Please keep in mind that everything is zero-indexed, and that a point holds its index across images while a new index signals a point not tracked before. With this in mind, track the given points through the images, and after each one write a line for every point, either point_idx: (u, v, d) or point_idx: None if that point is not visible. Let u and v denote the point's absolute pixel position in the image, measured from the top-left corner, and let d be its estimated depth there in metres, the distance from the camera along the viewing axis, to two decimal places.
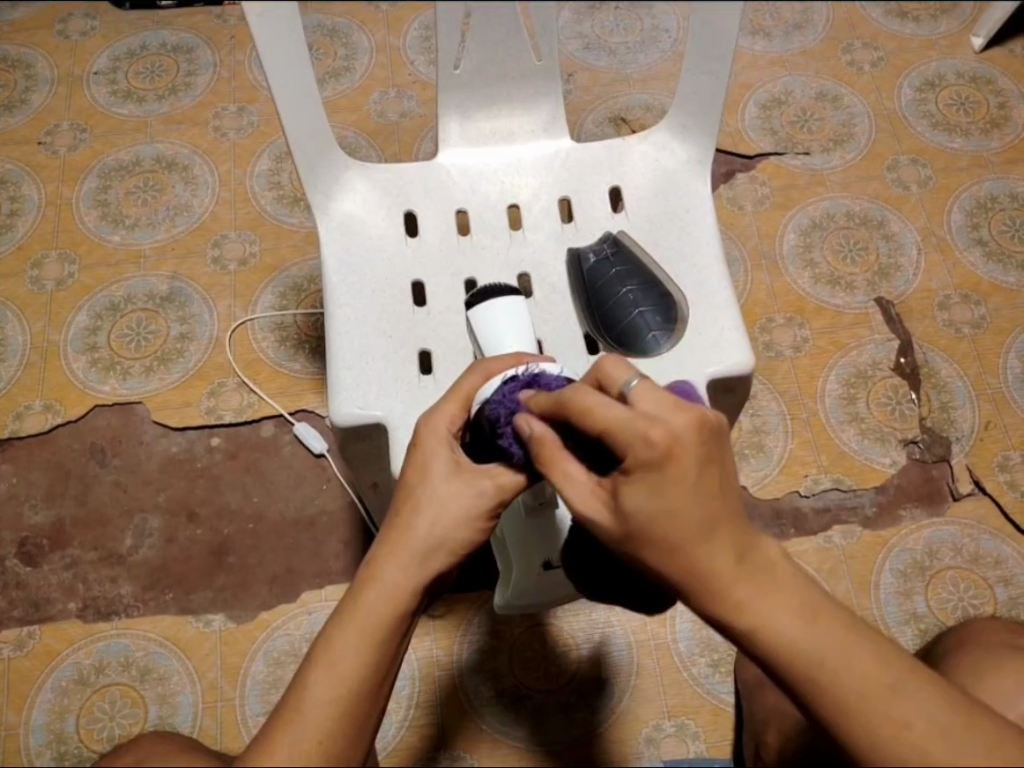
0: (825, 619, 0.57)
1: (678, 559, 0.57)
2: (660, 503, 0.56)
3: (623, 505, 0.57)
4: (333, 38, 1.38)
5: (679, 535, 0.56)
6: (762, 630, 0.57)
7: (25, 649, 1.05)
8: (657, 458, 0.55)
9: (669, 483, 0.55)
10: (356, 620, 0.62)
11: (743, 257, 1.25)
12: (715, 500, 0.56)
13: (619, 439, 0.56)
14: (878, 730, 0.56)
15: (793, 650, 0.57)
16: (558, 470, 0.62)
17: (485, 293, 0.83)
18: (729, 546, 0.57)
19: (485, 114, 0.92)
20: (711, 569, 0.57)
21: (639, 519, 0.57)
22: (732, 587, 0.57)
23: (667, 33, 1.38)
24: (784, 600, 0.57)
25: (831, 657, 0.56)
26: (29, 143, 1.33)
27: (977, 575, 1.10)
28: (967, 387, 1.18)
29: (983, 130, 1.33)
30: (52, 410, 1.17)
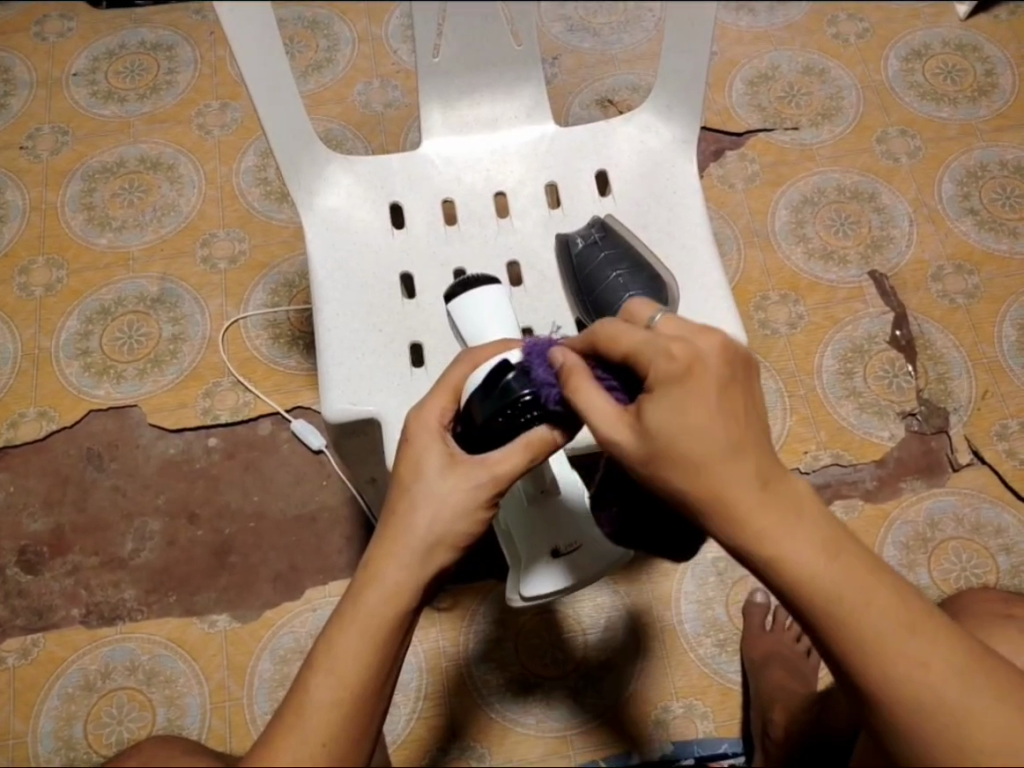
0: (852, 558, 0.53)
1: (702, 479, 0.53)
2: (686, 422, 0.53)
3: (646, 426, 0.54)
4: (315, 30, 1.37)
5: (708, 457, 0.53)
6: (787, 564, 0.53)
7: (30, 658, 1.05)
8: (677, 372, 0.54)
9: (699, 402, 0.53)
10: (358, 621, 0.61)
11: (734, 235, 1.25)
12: (743, 427, 0.53)
13: (641, 358, 0.56)
14: (896, 672, 0.53)
15: (814, 586, 0.53)
16: (583, 396, 0.58)
17: (468, 282, 0.81)
18: (754, 470, 0.53)
19: (469, 102, 0.91)
20: (738, 498, 0.52)
21: (660, 440, 0.54)
22: (758, 518, 0.52)
23: (650, 12, 1.37)
24: (809, 531, 0.53)
25: (856, 600, 0.53)
26: (11, 148, 1.31)
27: (979, 544, 1.10)
28: (962, 357, 1.18)
29: (971, 99, 1.32)
30: (46, 417, 1.16)
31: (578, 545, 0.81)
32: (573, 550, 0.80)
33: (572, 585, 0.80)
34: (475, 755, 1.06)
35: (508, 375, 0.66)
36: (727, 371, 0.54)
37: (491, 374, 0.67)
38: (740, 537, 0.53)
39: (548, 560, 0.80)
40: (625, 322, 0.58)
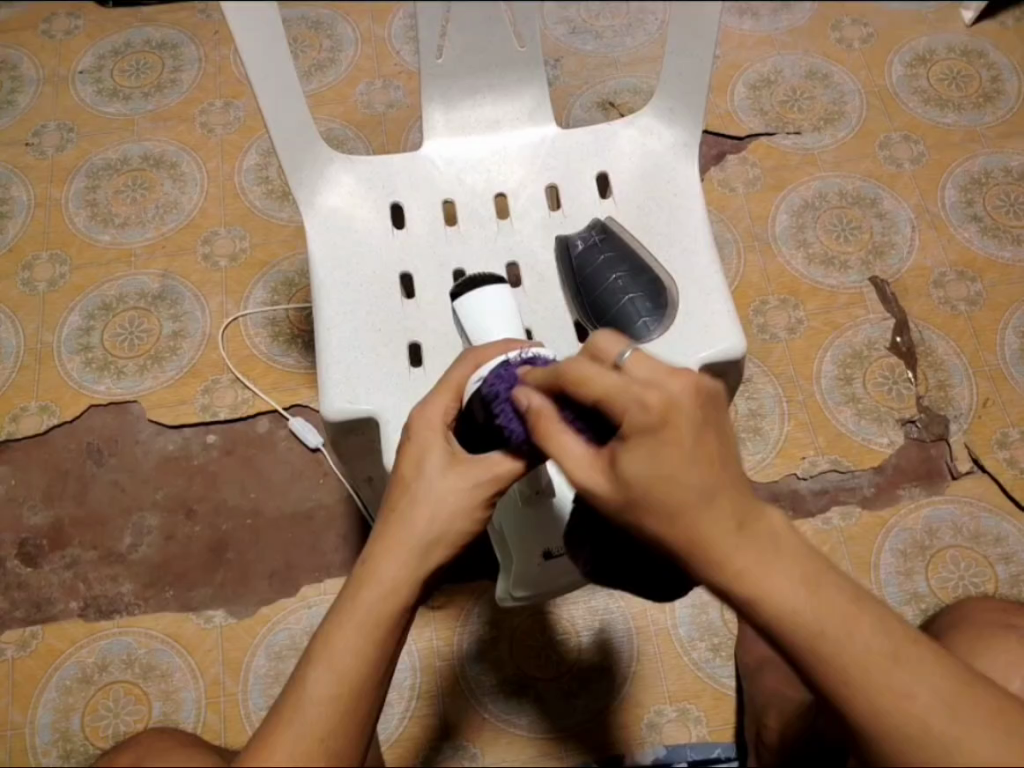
0: (833, 589, 0.51)
1: (680, 525, 0.51)
2: (661, 470, 0.51)
3: (623, 476, 0.53)
4: (318, 30, 1.38)
5: (683, 501, 0.51)
6: (771, 604, 0.51)
7: (28, 649, 1.06)
8: (653, 417, 0.52)
9: (670, 446, 0.51)
10: (356, 615, 0.62)
11: (734, 240, 1.25)
12: (717, 468, 0.51)
13: (613, 402, 0.53)
14: (881, 705, 0.51)
15: (797, 625, 0.51)
16: (556, 441, 0.58)
17: (474, 281, 0.82)
18: (730, 509, 0.51)
19: (471, 103, 0.91)
20: (714, 537, 0.51)
21: (636, 487, 0.52)
22: (738, 558, 0.51)
23: (653, 15, 1.37)
24: (790, 567, 0.51)
25: (839, 637, 0.51)
26: (17, 145, 1.33)
27: (977, 553, 1.09)
28: (964, 365, 1.17)
29: (976, 105, 1.32)
30: (48, 412, 1.17)
31: None
32: (564, 553, 0.81)
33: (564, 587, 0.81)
34: (467, 755, 1.07)
35: (508, 375, 0.66)
36: (694, 416, 0.51)
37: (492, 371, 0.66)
38: (716, 577, 0.51)
39: (541, 563, 0.81)
40: (594, 361, 0.56)
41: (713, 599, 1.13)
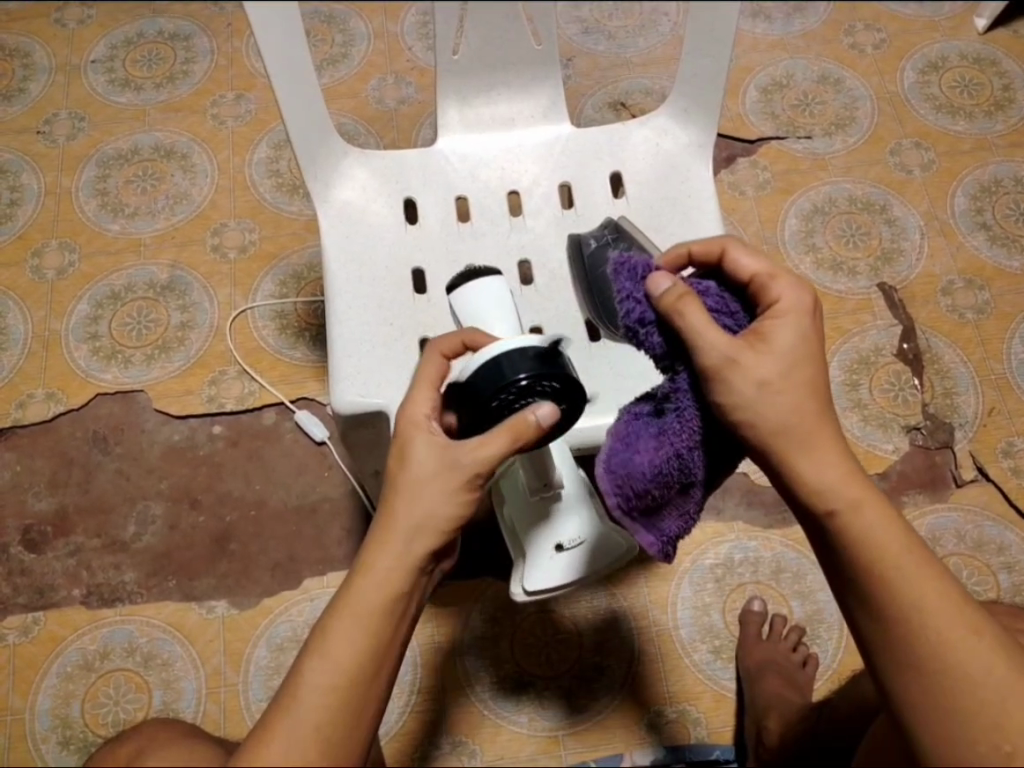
0: (911, 538, 0.61)
1: (799, 425, 0.61)
2: (798, 365, 0.61)
3: (774, 346, 0.61)
4: (331, 24, 1.38)
5: (808, 405, 0.61)
6: (857, 517, 0.60)
7: (30, 635, 1.06)
8: (804, 307, 0.62)
9: (812, 339, 0.62)
10: (351, 605, 0.61)
11: (743, 243, 1.25)
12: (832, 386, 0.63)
13: (763, 291, 0.63)
14: (940, 634, 0.59)
15: (877, 543, 0.60)
16: (694, 318, 0.60)
17: (470, 273, 0.83)
18: (834, 427, 0.62)
19: (485, 100, 0.91)
20: (824, 446, 0.61)
21: (784, 361, 0.60)
22: (835, 470, 0.61)
23: (666, 16, 1.37)
24: (874, 495, 0.61)
25: (909, 565, 0.60)
26: (28, 132, 1.33)
27: (980, 560, 1.09)
28: (970, 373, 1.18)
29: (987, 113, 1.32)
30: (54, 400, 1.17)
31: (583, 540, 0.80)
32: (577, 546, 0.80)
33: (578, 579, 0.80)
34: (466, 751, 1.07)
35: (499, 360, 0.66)
36: (824, 319, 0.63)
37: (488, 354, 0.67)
38: (818, 478, 0.61)
39: (553, 556, 0.80)
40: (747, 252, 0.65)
41: (715, 601, 1.13)
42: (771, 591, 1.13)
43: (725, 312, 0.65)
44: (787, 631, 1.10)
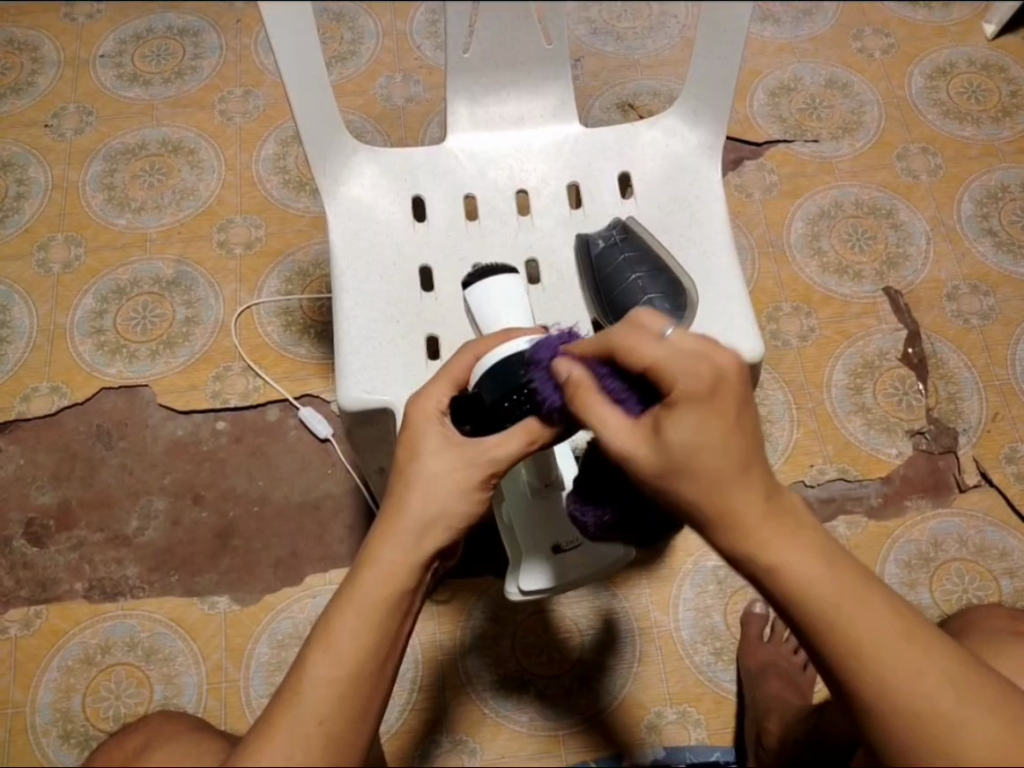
0: (848, 583, 0.55)
1: (712, 493, 0.54)
2: (706, 439, 0.54)
3: (666, 440, 0.55)
4: (340, 22, 1.38)
5: (722, 471, 0.54)
6: (785, 574, 0.54)
7: (31, 629, 1.06)
8: (700, 389, 0.54)
9: (712, 416, 0.54)
10: (353, 601, 0.61)
11: (749, 246, 1.25)
12: (754, 445, 0.55)
13: (660, 372, 0.55)
14: (889, 682, 0.54)
15: (814, 598, 0.54)
16: (591, 407, 0.59)
17: (485, 272, 0.83)
18: (761, 484, 0.54)
19: (495, 99, 0.91)
20: (745, 513, 0.54)
21: (678, 452, 0.54)
22: (760, 529, 0.54)
23: (675, 18, 1.37)
24: (808, 545, 0.55)
25: (851, 614, 0.54)
26: (35, 126, 1.33)
27: (982, 566, 1.09)
28: (974, 378, 1.18)
29: (994, 119, 1.32)
30: (58, 393, 1.17)
31: (580, 543, 0.80)
32: (573, 549, 0.80)
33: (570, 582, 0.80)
34: (466, 750, 1.06)
35: (516, 361, 0.65)
36: (736, 387, 0.54)
37: (501, 356, 0.67)
38: (740, 546, 0.55)
39: (548, 557, 0.80)
40: (639, 329, 0.57)
41: (717, 603, 1.13)
42: None
43: (631, 395, 0.60)
44: (789, 634, 1.10)
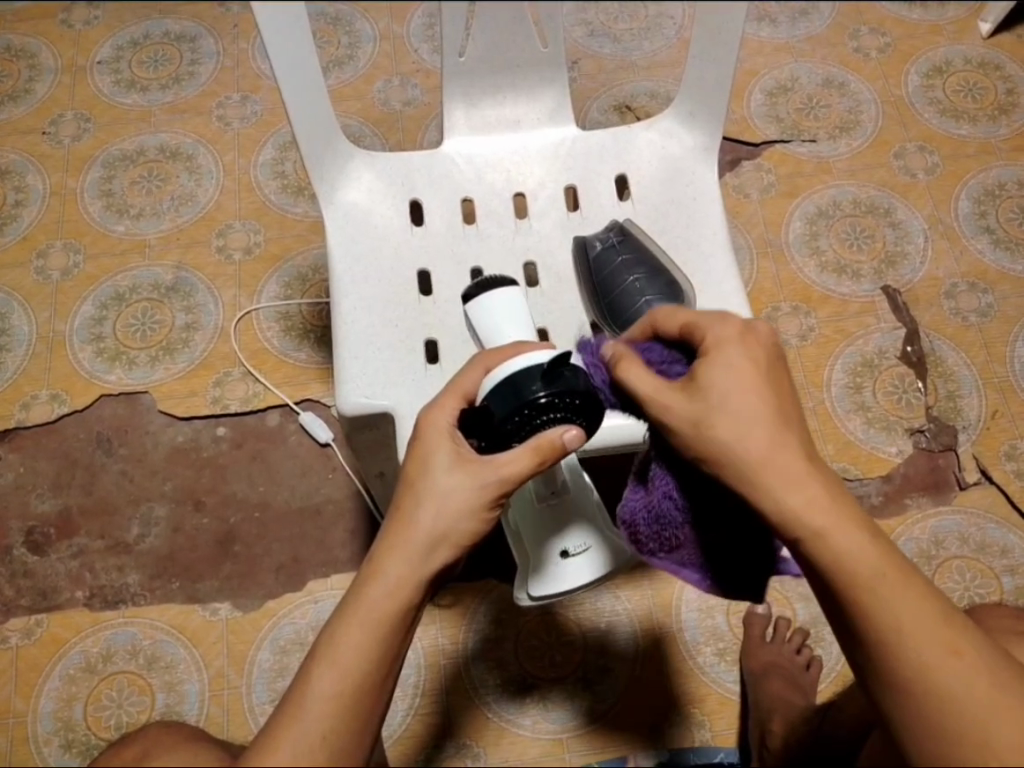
0: (887, 553, 0.56)
1: (752, 444, 0.56)
2: (743, 388, 0.57)
3: (704, 387, 0.58)
4: (337, 26, 1.38)
5: (759, 421, 0.56)
6: (827, 537, 0.55)
7: (33, 637, 1.06)
8: (733, 337, 0.59)
9: (748, 362, 0.58)
10: (360, 615, 0.60)
11: (748, 246, 1.25)
12: (788, 406, 0.58)
13: (697, 327, 0.61)
14: (924, 657, 0.55)
15: (854, 562, 0.55)
16: (631, 373, 0.61)
17: (484, 285, 0.80)
18: (797, 444, 0.57)
19: (491, 102, 0.91)
20: (783, 467, 0.56)
21: (716, 399, 0.57)
22: (802, 487, 0.55)
23: (672, 20, 1.37)
24: (848, 513, 0.56)
25: (891, 583, 0.55)
26: (33, 133, 1.33)
27: (983, 563, 1.09)
28: (974, 376, 1.18)
29: (991, 117, 1.32)
30: (58, 401, 1.17)
31: (589, 545, 0.80)
32: (583, 552, 0.80)
33: (583, 584, 0.80)
34: (470, 754, 1.06)
35: (522, 377, 0.65)
36: (766, 344, 0.60)
37: (511, 371, 0.66)
38: (779, 502, 0.55)
39: (558, 561, 0.80)
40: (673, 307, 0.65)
41: (719, 604, 1.13)
42: (775, 593, 1.13)
43: (672, 363, 0.63)
44: (791, 634, 1.10)
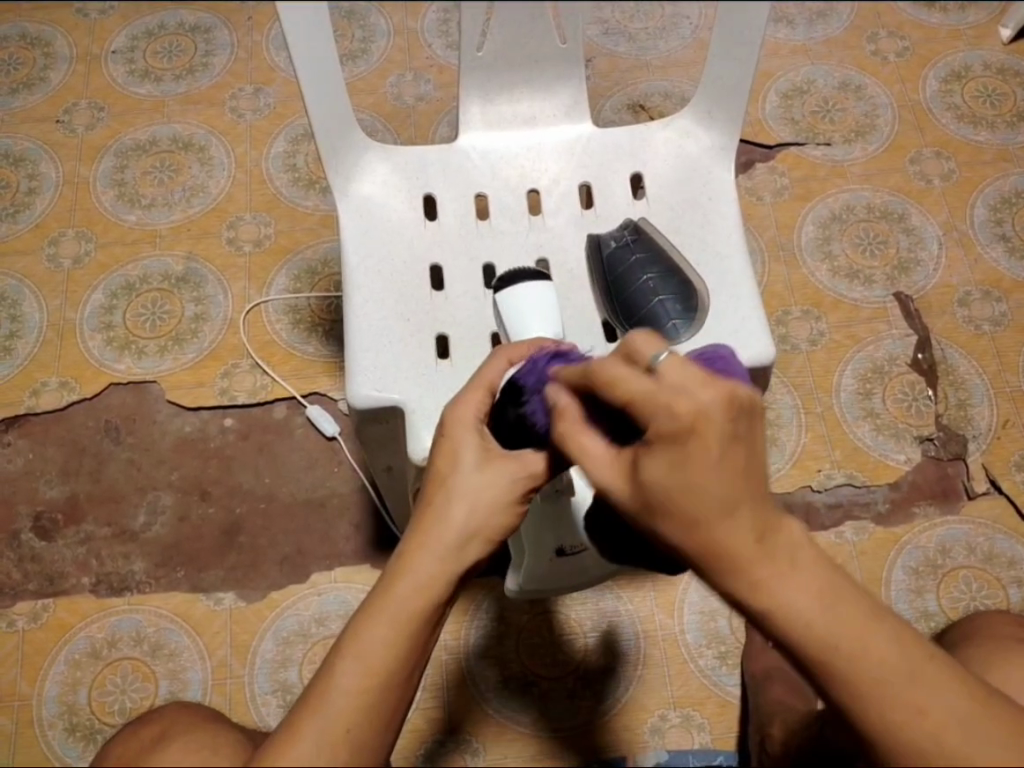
0: (851, 615, 0.51)
1: (697, 533, 0.51)
2: (685, 481, 0.50)
3: (641, 478, 0.52)
4: (351, 20, 1.38)
5: (704, 512, 0.50)
6: (785, 613, 0.51)
7: (39, 622, 1.07)
8: (688, 429, 0.50)
9: (688, 463, 0.50)
10: (387, 611, 0.59)
11: (759, 249, 1.24)
12: (749, 484, 0.50)
13: (642, 409, 0.51)
14: (894, 713, 0.52)
15: (812, 636, 0.51)
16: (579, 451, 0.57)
17: (510, 278, 0.82)
18: (752, 523, 0.50)
19: (507, 97, 0.90)
20: (734, 552, 0.50)
21: (657, 491, 0.51)
22: (756, 569, 0.50)
23: (687, 20, 1.37)
24: (807, 582, 0.51)
25: (853, 648, 0.51)
26: (47, 121, 1.33)
27: (989, 574, 1.08)
28: (985, 384, 1.17)
29: (1009, 124, 1.31)
30: (67, 388, 1.18)
31: (584, 548, 0.80)
32: (577, 551, 0.81)
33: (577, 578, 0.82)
34: (469, 750, 1.07)
35: (540, 378, 0.66)
36: (739, 427, 0.50)
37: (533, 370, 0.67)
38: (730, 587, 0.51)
39: (553, 557, 0.82)
40: (628, 364, 0.53)
41: (722, 607, 1.12)
42: None
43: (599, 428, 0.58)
44: None
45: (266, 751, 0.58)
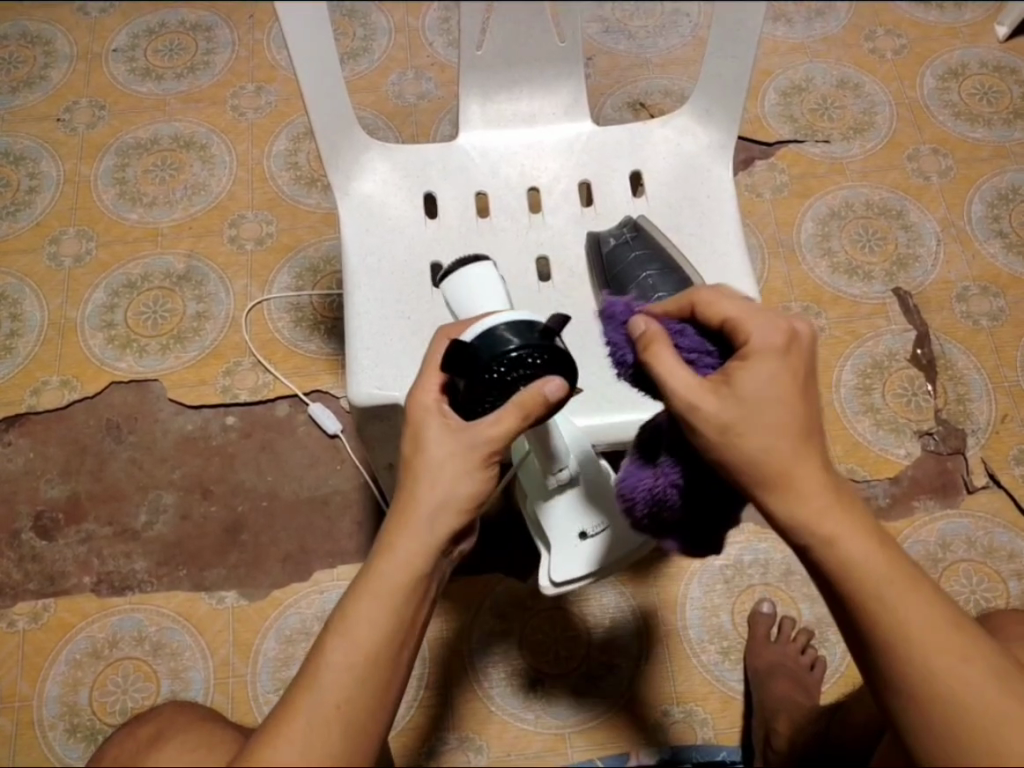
0: (897, 560, 0.56)
1: (775, 457, 0.55)
2: (771, 398, 0.55)
3: (736, 391, 0.56)
4: (352, 19, 1.38)
5: (784, 435, 0.55)
6: (841, 545, 0.55)
7: (40, 621, 1.07)
8: (778, 346, 0.56)
9: (786, 371, 0.56)
10: (372, 588, 0.60)
11: (760, 245, 1.25)
12: (814, 419, 0.57)
13: (742, 326, 0.58)
14: (933, 663, 0.55)
15: (866, 572, 0.55)
16: (663, 361, 0.58)
17: (459, 260, 0.76)
18: (817, 456, 0.56)
19: (507, 95, 0.91)
20: (805, 479, 0.55)
21: (745, 407, 0.55)
22: (820, 498, 0.55)
23: (687, 18, 1.37)
24: (862, 523, 0.56)
25: (901, 590, 0.55)
26: (47, 120, 1.33)
27: (990, 567, 1.09)
28: (983, 379, 1.18)
29: (1006, 121, 1.32)
30: (68, 387, 1.18)
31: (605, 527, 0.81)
32: (598, 534, 0.81)
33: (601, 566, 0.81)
34: (473, 746, 1.07)
35: (489, 335, 0.65)
36: (810, 353, 0.57)
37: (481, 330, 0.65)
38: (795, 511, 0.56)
39: (576, 542, 0.81)
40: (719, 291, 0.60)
41: (724, 602, 1.13)
42: (781, 593, 1.14)
43: (703, 354, 0.60)
44: (796, 634, 1.10)
45: (264, 734, 0.59)
